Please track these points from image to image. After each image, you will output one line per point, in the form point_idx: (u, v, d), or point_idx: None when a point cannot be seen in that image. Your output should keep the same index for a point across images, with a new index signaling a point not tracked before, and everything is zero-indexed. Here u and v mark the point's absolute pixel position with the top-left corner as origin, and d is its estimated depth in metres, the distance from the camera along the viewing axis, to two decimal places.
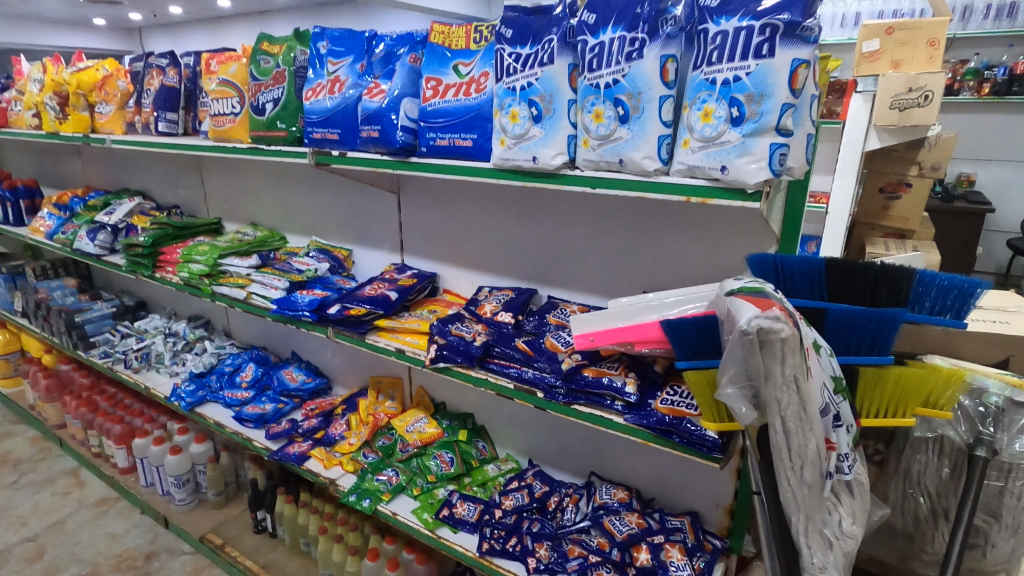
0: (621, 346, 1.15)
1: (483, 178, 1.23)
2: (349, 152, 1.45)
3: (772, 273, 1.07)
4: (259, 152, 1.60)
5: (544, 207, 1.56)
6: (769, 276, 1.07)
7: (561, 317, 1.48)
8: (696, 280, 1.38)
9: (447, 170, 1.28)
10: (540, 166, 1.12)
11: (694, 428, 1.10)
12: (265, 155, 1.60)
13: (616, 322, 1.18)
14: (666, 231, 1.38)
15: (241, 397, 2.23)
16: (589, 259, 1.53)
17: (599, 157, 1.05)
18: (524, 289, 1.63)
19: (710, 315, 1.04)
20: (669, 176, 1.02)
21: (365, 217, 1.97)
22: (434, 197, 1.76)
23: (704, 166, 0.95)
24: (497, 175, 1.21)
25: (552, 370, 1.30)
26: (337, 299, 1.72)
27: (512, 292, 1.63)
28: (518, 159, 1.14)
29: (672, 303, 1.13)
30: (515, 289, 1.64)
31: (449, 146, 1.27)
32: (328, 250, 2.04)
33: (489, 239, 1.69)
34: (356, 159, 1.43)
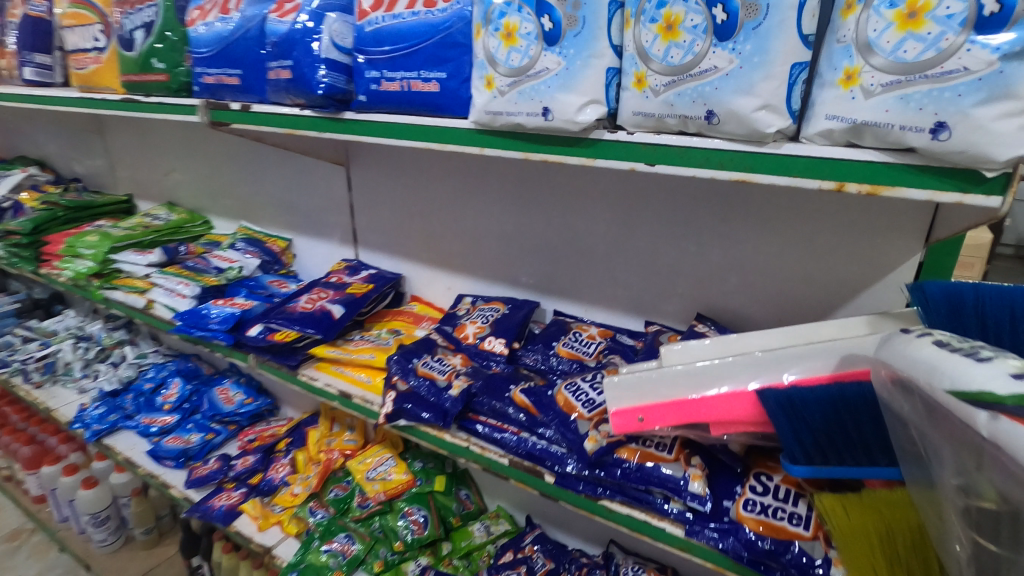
0: (691, 432, 0.69)
1: (460, 147, 0.76)
2: (255, 104, 0.96)
3: (975, 326, 0.57)
4: (134, 107, 1.10)
5: (550, 188, 1.09)
6: (965, 328, 0.57)
7: (574, 350, 1.05)
8: (778, 299, 0.93)
9: (402, 134, 0.80)
10: (556, 124, 0.64)
11: (807, 565, 0.68)
12: (143, 111, 1.10)
13: (686, 389, 0.69)
14: (735, 226, 0.93)
15: (160, 425, 1.76)
16: (614, 263, 1.07)
17: (666, 107, 0.58)
18: (520, 301, 1.18)
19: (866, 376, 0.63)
20: (798, 144, 0.55)
21: (305, 197, 1.47)
22: (393, 171, 1.28)
23: (890, 123, 0.48)
24: (481, 140, 0.73)
25: (564, 441, 0.85)
26: (261, 315, 1.24)
27: (503, 306, 1.17)
28: (516, 113, 0.66)
29: (782, 360, 0.67)
30: (507, 302, 1.18)
31: (401, 92, 0.78)
32: (258, 240, 1.55)
33: (470, 230, 1.22)
34: (268, 116, 0.94)
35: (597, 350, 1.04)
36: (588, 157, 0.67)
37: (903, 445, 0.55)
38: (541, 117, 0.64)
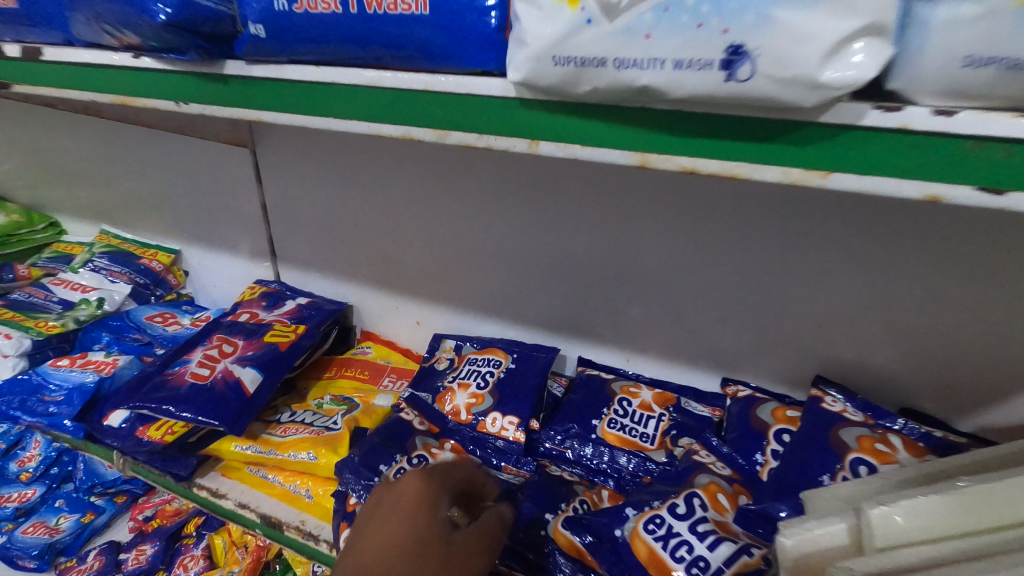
0: None
1: (476, 141, 0.38)
2: (48, 47, 0.52)
3: None
4: None
5: (573, 186, 0.71)
6: None
7: (626, 433, 0.70)
8: (948, 358, 0.61)
9: (355, 109, 0.41)
10: (760, 93, 0.26)
11: None
12: None
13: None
14: (887, 248, 0.59)
15: (14, 505, 1.24)
16: (679, 297, 0.72)
17: None
18: (529, 348, 0.81)
19: None
20: None
21: (192, 193, 1.02)
22: (321, 155, 0.85)
23: None
24: (528, 126, 0.35)
25: None
26: (127, 386, 0.79)
27: (504, 357, 0.79)
28: (643, 62, 0.27)
29: None
30: (509, 350, 0.80)
31: (338, 19, 0.37)
32: (128, 255, 1.07)
33: (447, 245, 0.83)
34: (87, 73, 0.51)
35: (659, 432, 0.71)
36: (811, 169, 0.29)
37: None
38: (719, 71, 0.25)
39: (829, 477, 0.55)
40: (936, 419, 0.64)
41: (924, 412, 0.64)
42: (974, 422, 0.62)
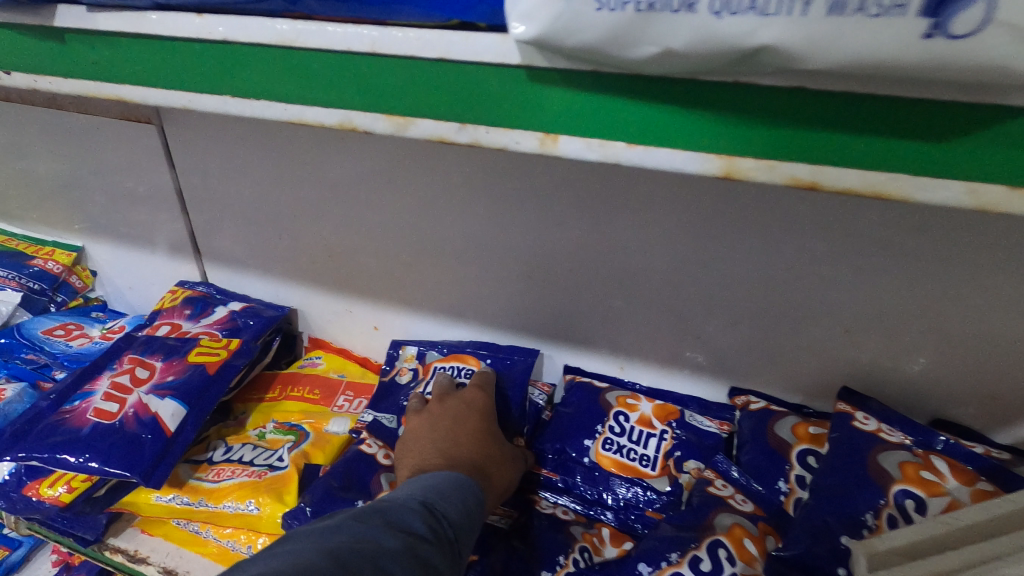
0: None
1: (394, 123, 0.28)
2: None
3: None
4: None
5: (558, 172, 0.59)
6: None
7: (623, 457, 0.61)
8: (989, 363, 0.53)
9: (278, 81, 0.29)
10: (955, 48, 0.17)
11: None
12: None
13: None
14: (932, 244, 0.50)
15: None
16: (683, 298, 0.62)
17: None
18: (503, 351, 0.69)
19: None
20: None
21: (92, 181, 0.84)
22: (241, 134, 0.69)
23: None
24: (461, 110, 0.26)
25: None
26: (14, 426, 0.64)
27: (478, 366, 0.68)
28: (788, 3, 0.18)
29: None
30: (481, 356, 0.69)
31: None
32: (17, 256, 0.90)
33: (406, 242, 0.70)
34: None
35: (660, 453, 0.61)
36: (1020, 189, 0.21)
37: None
38: (923, 18, 0.17)
39: (872, 516, 0.47)
40: (969, 427, 0.57)
41: (958, 422, 0.57)
42: (1014, 432, 0.55)
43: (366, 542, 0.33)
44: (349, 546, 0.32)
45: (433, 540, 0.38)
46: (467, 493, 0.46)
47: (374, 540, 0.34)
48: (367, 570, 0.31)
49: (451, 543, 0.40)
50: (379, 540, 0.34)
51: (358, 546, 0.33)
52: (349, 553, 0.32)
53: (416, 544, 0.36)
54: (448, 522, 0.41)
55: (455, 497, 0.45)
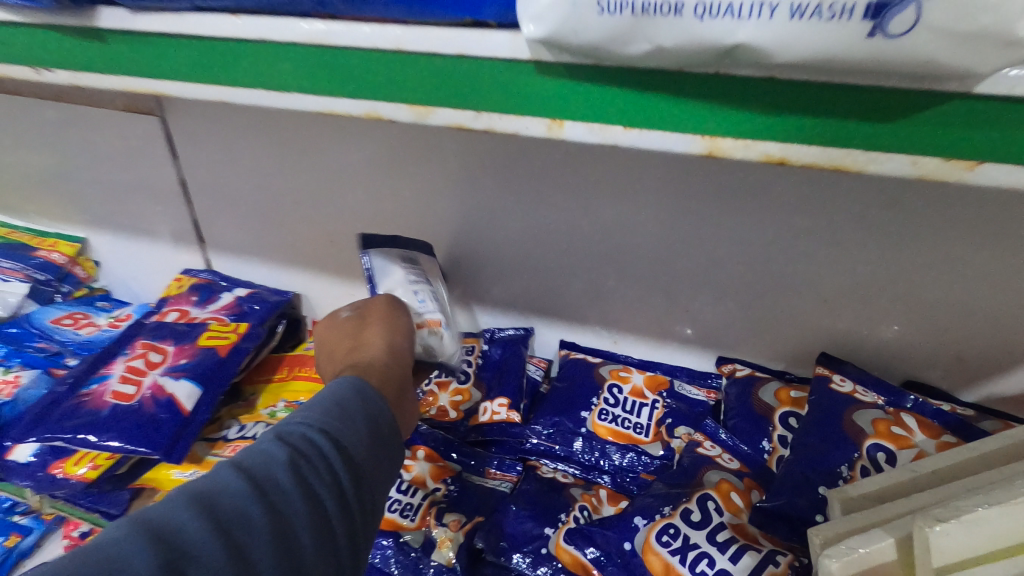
0: None
1: (420, 113, 0.31)
2: None
3: None
4: None
5: (552, 156, 0.62)
6: None
7: (618, 425, 0.64)
8: (958, 328, 0.57)
9: (306, 76, 0.32)
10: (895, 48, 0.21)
11: None
12: None
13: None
14: (900, 217, 0.54)
15: None
16: (672, 274, 0.65)
17: None
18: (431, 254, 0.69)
19: None
20: None
21: (94, 173, 0.86)
22: (244, 125, 0.71)
23: None
24: (478, 99, 0.29)
25: None
26: (32, 411, 0.67)
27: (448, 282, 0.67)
28: (749, 8, 0.21)
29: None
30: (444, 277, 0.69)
31: None
32: (21, 248, 0.91)
33: (406, 227, 0.72)
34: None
35: (653, 420, 0.65)
36: (955, 160, 0.24)
37: None
38: (864, 21, 0.20)
39: (847, 468, 0.52)
40: (940, 389, 0.61)
41: (928, 384, 0.61)
42: (980, 392, 0.59)
43: (192, 491, 0.30)
44: (169, 500, 0.30)
45: (290, 461, 0.33)
46: (332, 401, 0.37)
47: (203, 485, 0.31)
48: (172, 520, 0.28)
49: (325, 458, 0.34)
50: (210, 483, 0.31)
51: (178, 498, 0.30)
52: (166, 506, 0.29)
53: (257, 476, 0.32)
54: (316, 432, 0.35)
55: (335, 398, 0.38)
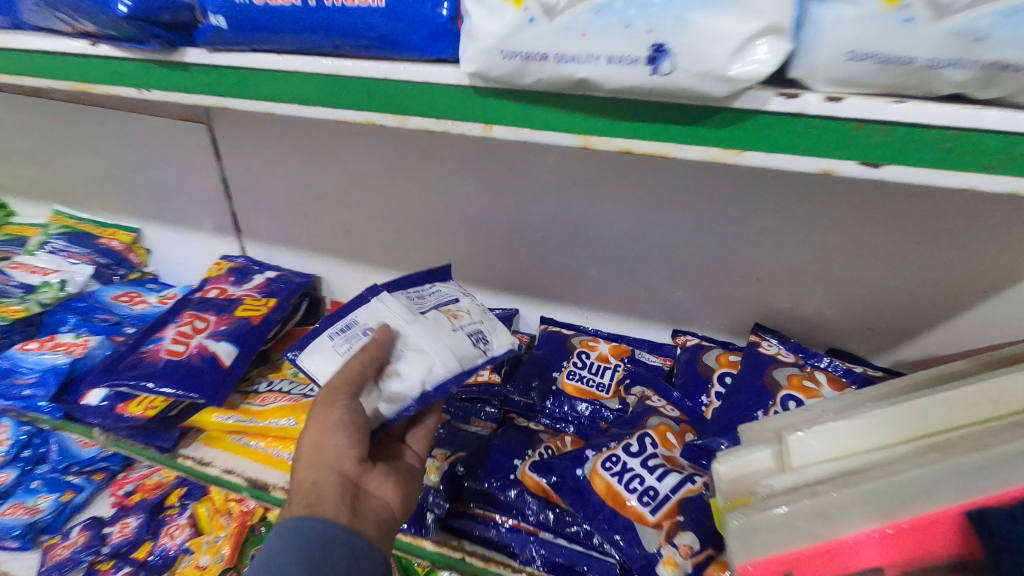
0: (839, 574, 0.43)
1: (397, 122, 0.41)
2: (22, 28, 0.56)
3: None
4: None
5: (531, 158, 0.74)
6: None
7: (584, 383, 0.76)
8: (869, 301, 0.68)
9: (321, 96, 0.43)
10: (692, 86, 0.30)
11: None
12: None
13: (845, 525, 0.42)
14: (813, 207, 0.65)
15: None
16: (632, 257, 0.77)
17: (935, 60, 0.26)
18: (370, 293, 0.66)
19: None
20: None
21: (149, 172, 1.01)
22: (278, 131, 0.85)
23: None
24: (438, 108, 0.39)
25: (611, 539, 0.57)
26: (99, 368, 0.80)
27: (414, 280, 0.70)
28: (581, 58, 0.30)
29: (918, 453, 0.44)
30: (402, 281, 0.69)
31: (284, 14, 0.40)
32: (86, 236, 1.07)
33: (411, 217, 0.85)
34: (63, 62, 0.54)
35: (615, 381, 0.76)
36: (726, 148, 0.33)
37: None
38: (645, 66, 0.29)
39: (762, 412, 0.63)
40: (857, 355, 0.71)
41: (848, 351, 0.72)
42: (890, 357, 0.70)
43: None
44: None
45: None
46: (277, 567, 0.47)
47: None
48: None
49: None
50: None
51: None
52: None
53: None
54: None
55: (281, 560, 0.47)
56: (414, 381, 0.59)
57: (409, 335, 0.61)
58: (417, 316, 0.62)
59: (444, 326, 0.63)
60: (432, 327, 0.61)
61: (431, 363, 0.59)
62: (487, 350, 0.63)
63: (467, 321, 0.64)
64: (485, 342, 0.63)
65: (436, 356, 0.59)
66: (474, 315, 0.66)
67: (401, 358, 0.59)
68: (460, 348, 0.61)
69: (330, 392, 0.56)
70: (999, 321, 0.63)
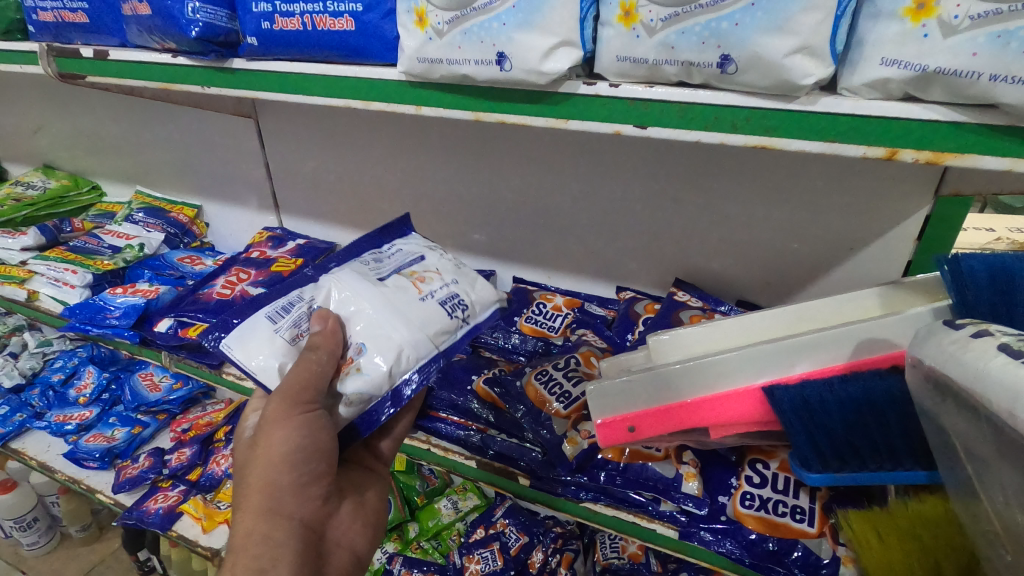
0: (672, 437, 0.62)
1: (365, 104, 0.61)
2: (123, 45, 0.79)
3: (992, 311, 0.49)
4: None
5: (498, 143, 0.93)
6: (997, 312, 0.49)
7: (538, 325, 0.94)
8: (767, 259, 0.83)
9: (315, 89, 0.63)
10: (522, 77, 0.48)
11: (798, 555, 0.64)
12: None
13: (668, 397, 0.59)
14: (713, 180, 0.81)
15: (77, 422, 1.50)
16: (581, 225, 0.94)
17: (653, 61, 0.44)
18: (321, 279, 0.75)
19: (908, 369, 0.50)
20: (823, 99, 0.42)
21: (209, 159, 1.25)
22: (307, 124, 1.07)
23: (950, 72, 0.36)
24: (389, 95, 0.58)
25: (534, 431, 0.75)
26: (167, 308, 1.04)
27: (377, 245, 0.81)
28: (461, 61, 0.50)
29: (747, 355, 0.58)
30: (362, 254, 0.79)
31: (294, 35, 0.60)
32: (160, 210, 1.32)
33: (410, 193, 1.06)
34: (149, 68, 0.76)
35: (563, 325, 0.93)
36: (557, 119, 0.51)
37: (934, 439, 0.48)
38: (495, 66, 0.48)
39: None
40: (761, 305, 0.86)
41: (754, 302, 0.87)
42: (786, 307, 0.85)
43: None
44: None
45: None
46: None
47: None
48: None
49: None
50: None
51: None
52: None
53: None
54: None
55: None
56: (386, 370, 0.66)
57: (375, 317, 0.69)
58: (382, 298, 0.70)
59: (414, 298, 0.72)
60: (402, 306, 0.70)
61: (403, 348, 0.67)
62: (464, 316, 0.74)
63: (434, 290, 0.74)
64: (460, 308, 0.74)
65: (408, 342, 0.68)
66: (440, 277, 0.76)
67: (363, 350, 0.67)
68: (435, 316, 0.72)
69: (284, 415, 0.64)
70: (866, 273, 0.77)
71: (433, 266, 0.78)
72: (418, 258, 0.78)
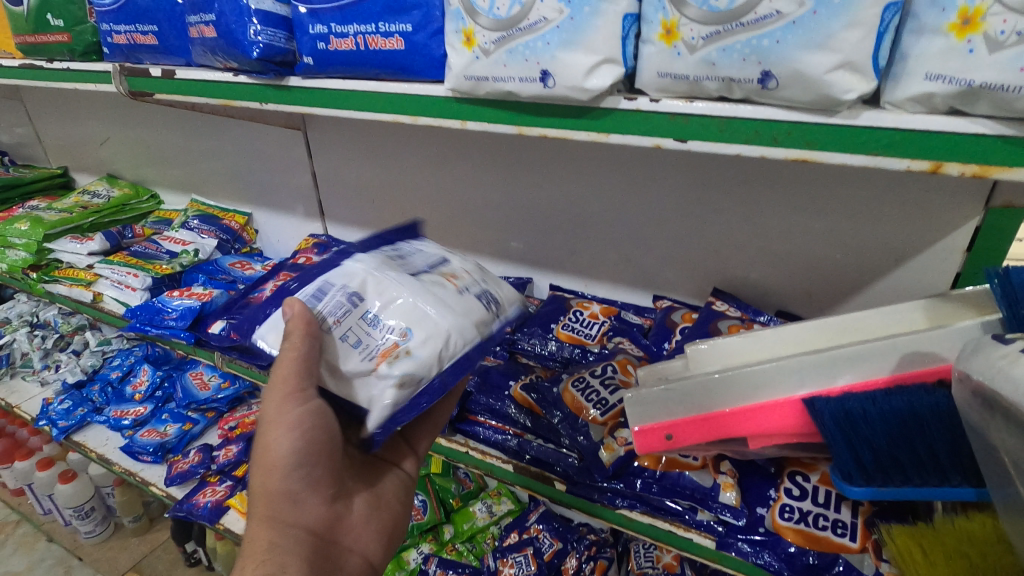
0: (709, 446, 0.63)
1: (413, 119, 0.63)
2: (189, 64, 0.85)
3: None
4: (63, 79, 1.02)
5: (539, 154, 0.95)
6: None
7: (575, 332, 0.94)
8: (808, 270, 0.82)
9: (366, 105, 0.66)
10: (566, 93, 0.50)
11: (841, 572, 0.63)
12: (76, 83, 1.01)
13: (707, 406, 0.59)
14: (754, 190, 0.81)
15: (132, 417, 1.59)
16: (619, 234, 0.95)
17: (695, 76, 0.45)
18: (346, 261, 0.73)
19: (957, 378, 0.49)
20: (865, 113, 0.42)
21: (260, 169, 1.31)
22: (354, 136, 1.11)
23: (997, 88, 0.36)
24: (437, 110, 0.61)
25: (570, 438, 0.76)
26: (220, 309, 1.09)
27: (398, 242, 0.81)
28: (506, 78, 0.52)
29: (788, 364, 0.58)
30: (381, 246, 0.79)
31: (348, 54, 0.64)
32: (213, 217, 1.38)
33: (450, 202, 1.08)
34: (212, 86, 0.81)
35: (600, 332, 0.93)
36: (598, 132, 0.53)
37: (984, 456, 0.47)
38: (540, 82, 0.50)
39: None
40: (802, 316, 0.86)
41: (793, 313, 0.86)
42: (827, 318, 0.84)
43: None
44: None
45: None
46: None
47: None
48: None
49: None
50: None
51: None
52: None
53: None
54: None
55: None
56: (433, 352, 0.68)
57: (418, 304, 0.70)
58: (423, 288, 0.71)
59: (452, 290, 0.74)
60: (443, 296, 0.72)
61: (450, 333, 0.69)
62: (494, 309, 0.77)
63: (465, 284, 0.76)
64: (491, 302, 0.77)
65: (454, 327, 0.70)
66: (470, 276, 0.78)
67: (409, 333, 0.68)
68: (472, 308, 0.73)
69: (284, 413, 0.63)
70: (911, 285, 0.76)
71: (458, 266, 0.80)
72: (440, 258, 0.80)
